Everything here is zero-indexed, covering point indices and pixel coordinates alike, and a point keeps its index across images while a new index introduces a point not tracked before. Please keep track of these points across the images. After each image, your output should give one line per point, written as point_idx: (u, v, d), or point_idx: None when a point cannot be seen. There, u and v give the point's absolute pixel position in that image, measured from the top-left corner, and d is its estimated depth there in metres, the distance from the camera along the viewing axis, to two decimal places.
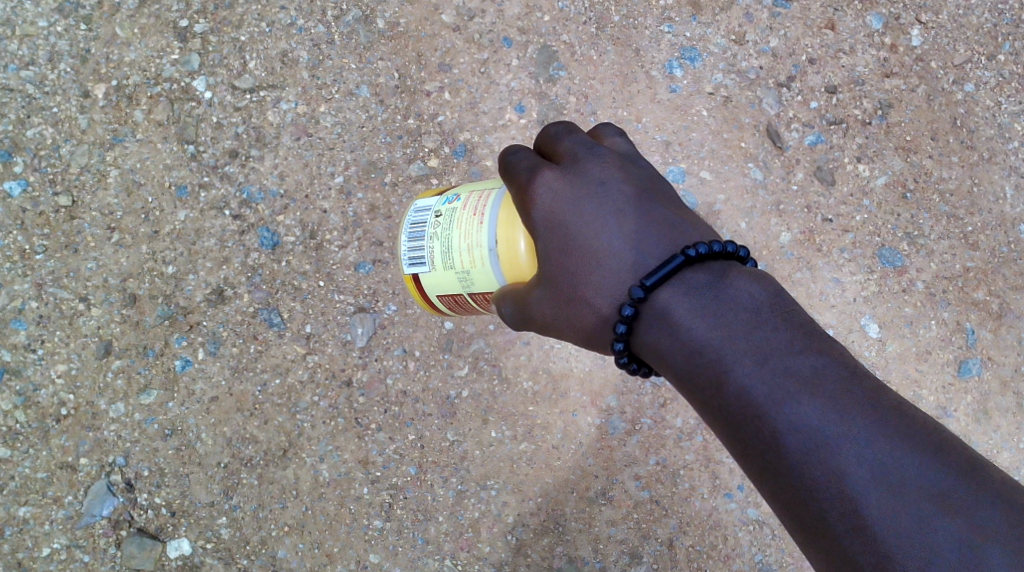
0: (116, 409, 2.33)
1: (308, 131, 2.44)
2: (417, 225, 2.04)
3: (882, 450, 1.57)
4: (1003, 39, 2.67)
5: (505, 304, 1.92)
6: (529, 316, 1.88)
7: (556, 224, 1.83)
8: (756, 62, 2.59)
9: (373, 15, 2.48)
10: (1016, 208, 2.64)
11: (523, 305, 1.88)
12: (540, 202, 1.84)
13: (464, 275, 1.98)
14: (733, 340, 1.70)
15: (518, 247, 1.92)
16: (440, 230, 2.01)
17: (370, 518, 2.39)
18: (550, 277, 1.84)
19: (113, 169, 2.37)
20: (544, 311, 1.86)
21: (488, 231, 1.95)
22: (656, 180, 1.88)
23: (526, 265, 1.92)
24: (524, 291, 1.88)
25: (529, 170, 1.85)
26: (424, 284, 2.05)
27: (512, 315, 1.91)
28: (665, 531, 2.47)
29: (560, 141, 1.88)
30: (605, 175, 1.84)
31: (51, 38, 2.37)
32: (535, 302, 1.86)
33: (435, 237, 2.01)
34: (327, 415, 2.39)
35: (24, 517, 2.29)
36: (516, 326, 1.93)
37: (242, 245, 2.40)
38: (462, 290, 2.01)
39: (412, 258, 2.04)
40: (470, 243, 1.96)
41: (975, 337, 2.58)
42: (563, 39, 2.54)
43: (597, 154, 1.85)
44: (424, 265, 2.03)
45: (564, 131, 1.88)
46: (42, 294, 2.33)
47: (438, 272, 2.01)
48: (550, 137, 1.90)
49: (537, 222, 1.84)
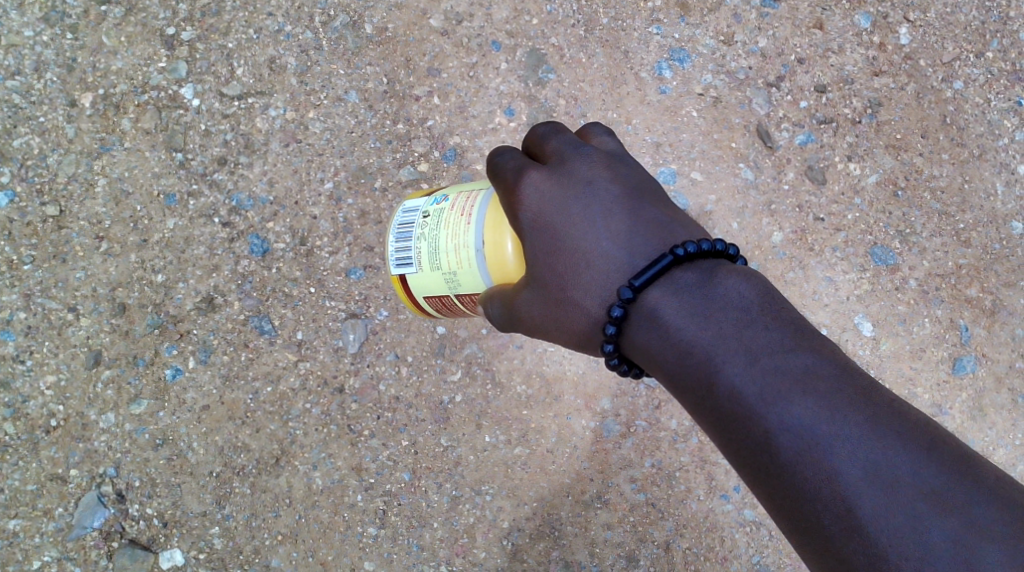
0: (105, 419, 2.31)
1: (297, 137, 2.43)
2: (405, 225, 2.03)
3: (875, 448, 1.56)
4: (991, 37, 2.67)
5: (493, 305, 1.91)
6: (518, 317, 1.87)
7: (544, 225, 1.82)
8: (745, 62, 2.59)
9: (362, 20, 2.47)
10: (1008, 204, 2.63)
11: (511, 306, 1.87)
12: (527, 202, 1.82)
13: (451, 275, 1.97)
14: (724, 339, 1.68)
15: (504, 249, 1.91)
16: (428, 231, 1.99)
17: (365, 526, 2.37)
18: (539, 278, 1.83)
19: (101, 178, 2.36)
20: (533, 312, 1.85)
21: (475, 232, 1.94)
22: (643, 180, 1.87)
23: (513, 266, 1.91)
24: (512, 292, 1.87)
25: (516, 171, 1.84)
26: (411, 286, 2.03)
27: (501, 315, 1.89)
28: (661, 534, 2.45)
29: (547, 141, 1.87)
30: (593, 175, 1.84)
31: (37, 47, 2.36)
32: (523, 303, 1.85)
33: (422, 237, 2.00)
34: (319, 422, 2.38)
35: (15, 529, 2.26)
36: (504, 327, 1.91)
37: (232, 253, 2.38)
38: (448, 291, 2.00)
39: (399, 259, 2.03)
40: (457, 244, 1.95)
41: (969, 335, 2.57)
42: (552, 42, 2.53)
43: (584, 153, 1.85)
44: (411, 266, 2.01)
45: (551, 131, 1.87)
46: (30, 304, 2.31)
47: (425, 273, 2.00)
48: (537, 137, 1.89)
49: (525, 222, 1.83)
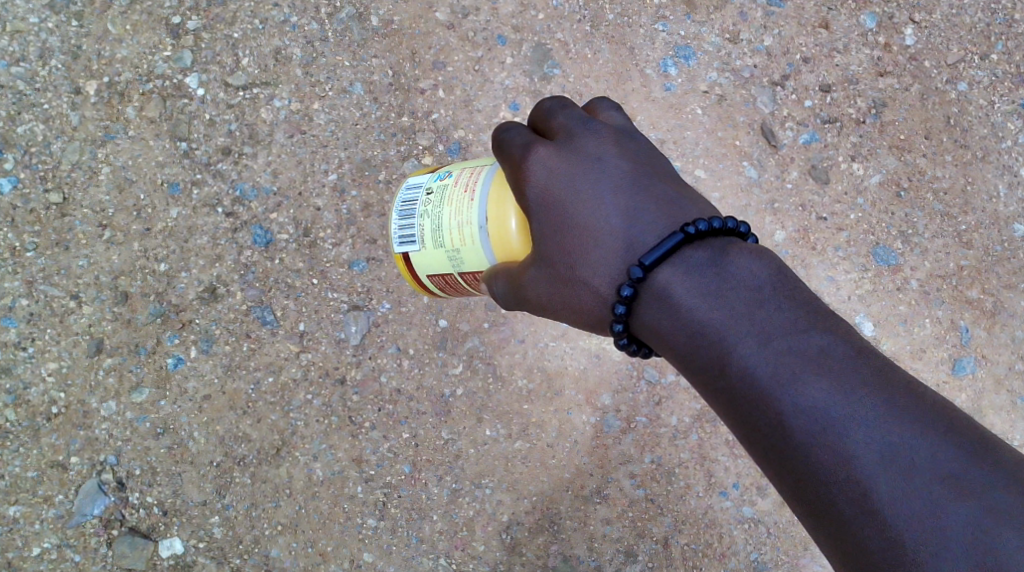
0: (107, 407, 2.31)
1: (302, 128, 2.43)
2: (408, 203, 2.03)
3: (890, 430, 1.55)
4: (996, 39, 2.68)
5: (499, 283, 1.91)
6: (524, 295, 1.87)
7: (551, 201, 1.81)
8: (751, 61, 2.59)
9: (368, 13, 2.47)
10: (1010, 206, 2.64)
11: (517, 285, 1.87)
12: (534, 178, 1.82)
13: (454, 253, 1.97)
14: (735, 320, 1.67)
15: (508, 225, 1.91)
16: (431, 208, 1.99)
17: (364, 517, 2.37)
18: (545, 256, 1.82)
19: (105, 166, 2.35)
20: (540, 290, 1.85)
21: (478, 209, 1.94)
22: (651, 156, 1.87)
23: (517, 244, 1.91)
24: (518, 270, 1.87)
25: (522, 147, 1.84)
26: (414, 264, 2.04)
27: (505, 294, 1.90)
28: (660, 529, 2.46)
29: (553, 116, 1.87)
30: (601, 150, 1.83)
31: (42, 34, 2.35)
32: (529, 281, 1.85)
33: (425, 214, 2.00)
34: (320, 414, 2.38)
35: (15, 516, 2.26)
36: (510, 306, 1.92)
37: (235, 243, 2.38)
38: (451, 268, 2.00)
39: (401, 237, 2.03)
40: (460, 221, 1.95)
41: (969, 336, 2.58)
42: (558, 37, 2.53)
43: (591, 129, 1.84)
44: (414, 243, 2.02)
45: (557, 106, 1.87)
46: (33, 291, 2.31)
47: (427, 251, 2.00)
48: (542, 113, 1.89)
49: (532, 199, 1.82)
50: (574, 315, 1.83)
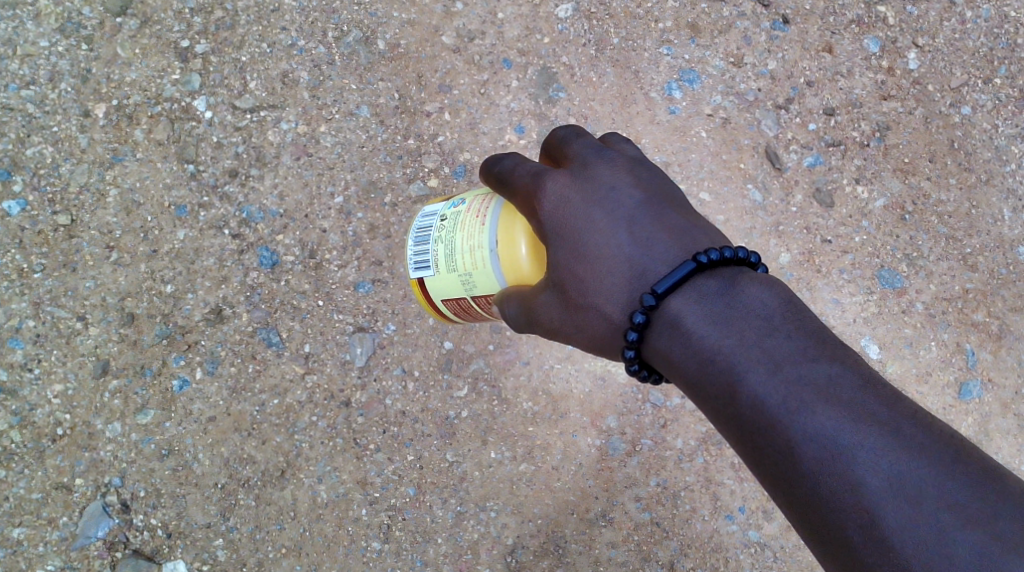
0: (112, 428, 2.30)
1: (308, 151, 2.44)
2: (424, 229, 2.06)
3: (898, 459, 1.54)
4: (999, 63, 2.70)
5: (511, 306, 1.91)
6: (537, 319, 1.87)
7: (565, 228, 1.81)
8: (755, 84, 2.60)
9: (374, 36, 2.49)
10: (1014, 229, 2.65)
11: (530, 309, 1.87)
12: (549, 205, 1.82)
13: (466, 277, 1.98)
14: (746, 348, 1.67)
15: (518, 250, 1.92)
16: (444, 234, 2.01)
17: (368, 540, 2.37)
18: (559, 281, 1.82)
19: (113, 188, 2.36)
20: (553, 315, 1.85)
21: (489, 233, 1.95)
22: (665, 185, 1.86)
23: (528, 268, 1.92)
24: (530, 294, 1.88)
25: (536, 172, 1.85)
26: (429, 289, 2.05)
27: (518, 317, 1.90)
28: (666, 553, 2.46)
29: (568, 144, 1.88)
30: (615, 179, 1.83)
31: (52, 57, 2.37)
32: (542, 306, 1.85)
33: (439, 240, 2.02)
34: (325, 436, 2.38)
35: (18, 538, 2.25)
36: (521, 328, 1.92)
37: (241, 265, 2.39)
38: (464, 293, 2.01)
39: (418, 262, 2.05)
40: (472, 246, 1.96)
41: (975, 359, 2.58)
42: (564, 60, 2.55)
43: (607, 157, 1.84)
44: (429, 269, 2.03)
45: (572, 134, 1.88)
46: (40, 313, 2.31)
47: (441, 275, 2.02)
48: (557, 141, 1.90)
49: (546, 224, 1.83)
50: (586, 340, 1.83)
